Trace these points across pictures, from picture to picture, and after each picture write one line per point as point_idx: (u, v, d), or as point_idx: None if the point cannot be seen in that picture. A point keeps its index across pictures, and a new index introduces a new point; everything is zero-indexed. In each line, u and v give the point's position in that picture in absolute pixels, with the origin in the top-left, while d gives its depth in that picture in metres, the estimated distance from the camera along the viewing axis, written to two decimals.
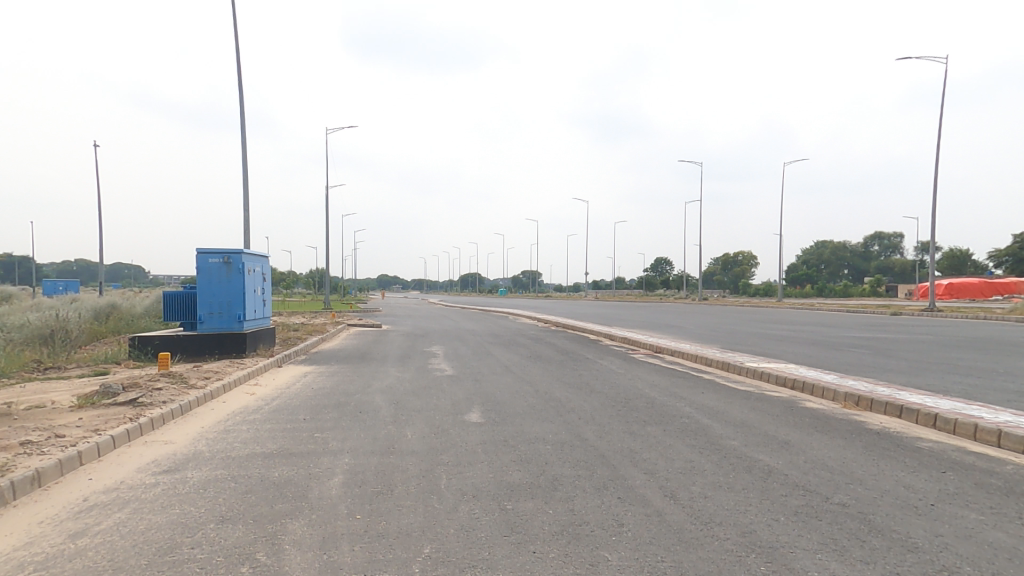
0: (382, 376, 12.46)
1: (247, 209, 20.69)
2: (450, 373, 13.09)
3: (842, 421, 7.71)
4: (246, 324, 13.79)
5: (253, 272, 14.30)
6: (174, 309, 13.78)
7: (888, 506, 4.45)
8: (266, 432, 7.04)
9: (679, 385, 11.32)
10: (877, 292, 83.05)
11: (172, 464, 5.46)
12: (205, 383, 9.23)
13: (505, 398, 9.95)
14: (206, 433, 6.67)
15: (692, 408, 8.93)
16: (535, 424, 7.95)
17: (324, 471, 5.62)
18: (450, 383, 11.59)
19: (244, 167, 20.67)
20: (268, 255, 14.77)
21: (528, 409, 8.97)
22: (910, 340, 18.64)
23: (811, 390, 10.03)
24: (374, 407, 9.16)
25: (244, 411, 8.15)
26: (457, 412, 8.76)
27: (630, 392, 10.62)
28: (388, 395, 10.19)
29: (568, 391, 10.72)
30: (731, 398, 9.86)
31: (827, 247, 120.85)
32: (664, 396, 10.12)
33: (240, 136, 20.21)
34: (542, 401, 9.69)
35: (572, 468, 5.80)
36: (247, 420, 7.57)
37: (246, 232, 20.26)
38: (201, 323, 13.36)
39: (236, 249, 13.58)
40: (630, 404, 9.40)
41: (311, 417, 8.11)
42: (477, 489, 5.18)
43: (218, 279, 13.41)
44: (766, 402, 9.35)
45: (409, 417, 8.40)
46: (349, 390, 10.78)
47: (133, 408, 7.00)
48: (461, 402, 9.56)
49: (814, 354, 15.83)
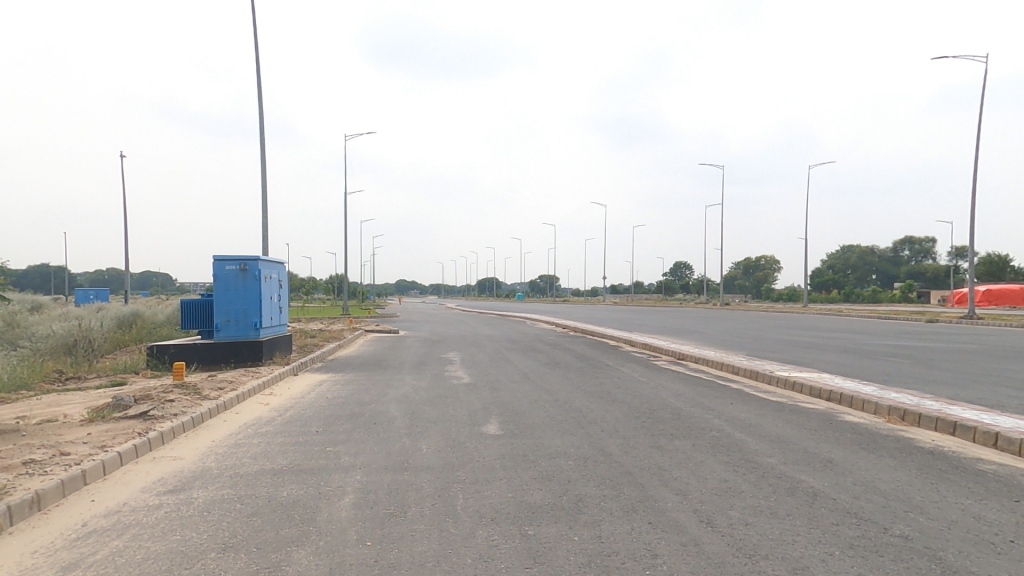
0: (397, 384, 12.22)
1: (266, 216, 20.79)
2: (467, 381, 12.77)
3: (889, 437, 7.14)
4: (263, 331, 13.73)
5: (269, 279, 14.26)
6: (192, 317, 13.80)
7: (959, 540, 3.96)
8: (277, 446, 6.83)
9: (706, 395, 10.79)
10: (907, 297, 80.17)
11: (178, 482, 5.28)
12: (218, 393, 9.10)
13: (524, 409, 9.57)
14: (216, 447, 6.49)
15: (721, 421, 8.45)
16: (555, 436, 7.57)
17: (334, 490, 5.35)
18: (467, 392, 11.29)
19: (263, 175, 20.81)
20: (284, 261, 14.71)
21: (548, 421, 8.58)
22: (950, 349, 17.65)
23: (850, 401, 9.43)
24: (388, 417, 8.89)
25: (256, 423, 7.97)
26: (474, 424, 8.42)
27: (654, 402, 10.14)
28: (403, 405, 9.91)
29: (589, 400, 10.31)
30: (763, 409, 9.30)
31: (852, 250, 117.43)
32: (690, 407, 9.63)
33: (260, 143, 20.38)
34: (562, 410, 9.32)
35: (597, 487, 5.41)
36: (258, 433, 7.37)
37: (265, 239, 20.36)
38: (217, 331, 13.33)
39: (252, 257, 13.53)
40: (655, 415, 8.95)
41: (324, 429, 7.89)
42: (496, 511, 4.83)
43: (234, 286, 13.38)
44: (801, 415, 8.79)
45: (423, 428, 8.12)
46: (364, 399, 10.56)
47: (143, 421, 6.86)
48: (477, 413, 9.22)
49: (848, 363, 15.10)
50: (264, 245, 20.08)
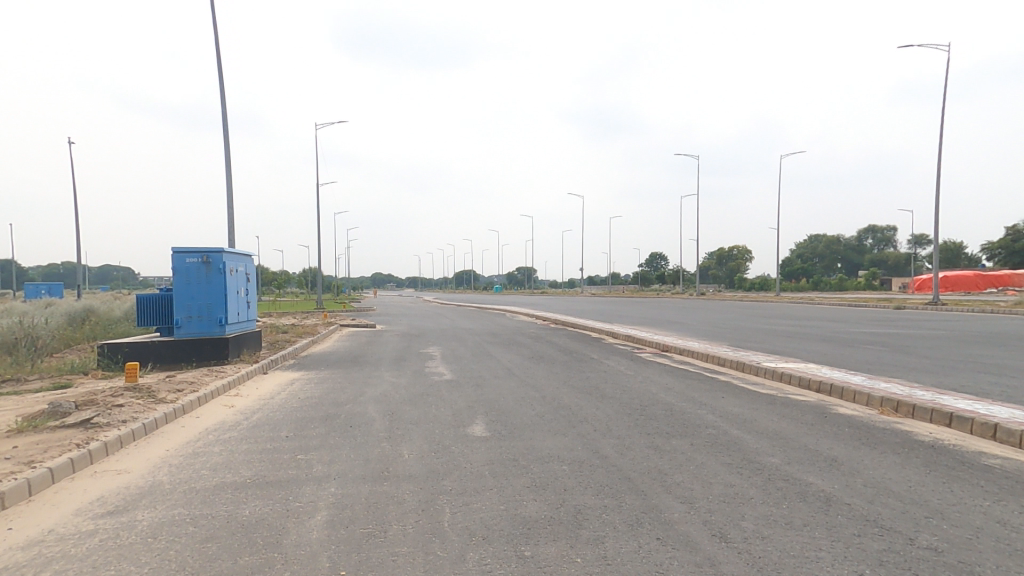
0: (375, 382, 11.60)
1: (232, 207, 19.69)
2: (449, 377, 12.25)
3: (887, 430, 6.93)
4: (228, 327, 12.88)
5: (235, 272, 13.40)
6: (149, 313, 12.84)
7: (992, 552, 3.65)
8: (241, 454, 6.18)
9: (695, 389, 10.53)
10: (873, 286, 82.87)
11: (120, 502, 4.62)
12: (176, 395, 8.34)
13: (510, 407, 9.10)
14: (169, 458, 5.81)
15: (716, 416, 8.16)
16: (546, 438, 7.14)
17: (305, 505, 4.78)
18: (449, 389, 10.78)
19: (227, 163, 19.66)
20: (251, 253, 13.81)
21: (537, 421, 8.14)
22: (923, 336, 18.00)
23: (840, 392, 9.27)
24: (366, 419, 8.31)
25: (219, 428, 7.28)
26: (458, 425, 7.91)
27: (644, 397, 9.79)
28: (381, 405, 9.32)
29: (577, 396, 9.93)
30: (755, 403, 9.05)
31: (821, 240, 120.84)
32: (682, 402, 9.31)
33: (224, 128, 19.21)
34: (550, 408, 8.91)
35: (596, 496, 4.99)
36: (220, 440, 6.69)
37: (230, 231, 19.27)
38: (178, 328, 12.42)
39: (216, 248, 12.63)
40: (647, 412, 8.59)
41: (295, 434, 7.26)
42: (487, 528, 4.35)
43: (196, 280, 12.48)
44: (795, 408, 8.56)
45: (405, 431, 7.59)
46: (339, 398, 9.92)
47: (85, 430, 6.11)
48: (462, 412, 8.72)
49: (830, 352, 15.12)
50: (231, 235, 19.04)
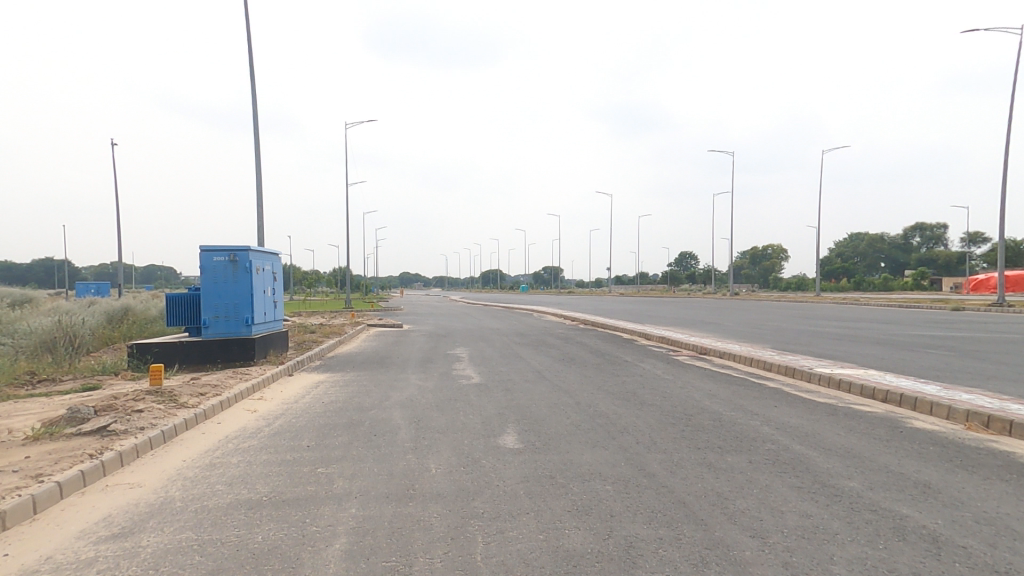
0: (401, 385, 11.23)
1: (262, 208, 19.82)
2: (477, 380, 11.78)
3: (981, 450, 6.04)
4: (255, 327, 12.79)
5: (262, 271, 13.29)
6: (178, 313, 12.83)
7: None
8: (260, 466, 5.81)
9: (743, 396, 9.70)
10: (921, 286, 78.50)
11: (127, 522, 4.25)
12: (198, 399, 8.10)
13: (543, 414, 8.54)
14: (185, 469, 5.47)
15: (772, 428, 7.41)
16: (584, 451, 6.56)
17: (323, 530, 4.31)
18: (478, 393, 10.32)
19: (257, 162, 19.83)
20: (277, 252, 13.69)
21: (572, 430, 7.54)
22: (993, 340, 16.47)
23: (913, 403, 8.31)
24: (391, 427, 7.90)
25: (240, 436, 6.95)
26: (488, 435, 7.39)
27: (687, 405, 9.08)
28: (407, 410, 8.91)
29: (614, 403, 9.29)
30: (814, 414, 8.21)
31: (862, 238, 115.50)
32: (731, 411, 8.53)
33: (255, 127, 19.37)
34: (585, 416, 8.32)
35: (649, 526, 4.36)
36: (240, 450, 6.35)
37: (259, 232, 19.35)
38: (206, 328, 12.37)
39: (242, 246, 12.53)
40: (692, 422, 7.87)
41: (317, 444, 6.90)
42: (527, 564, 3.78)
43: (224, 279, 12.40)
44: (862, 421, 7.68)
45: (431, 441, 7.15)
46: (364, 403, 9.56)
47: (100, 438, 5.84)
48: (491, 420, 8.23)
49: (887, 356, 13.98)
50: (261, 234, 19.13)
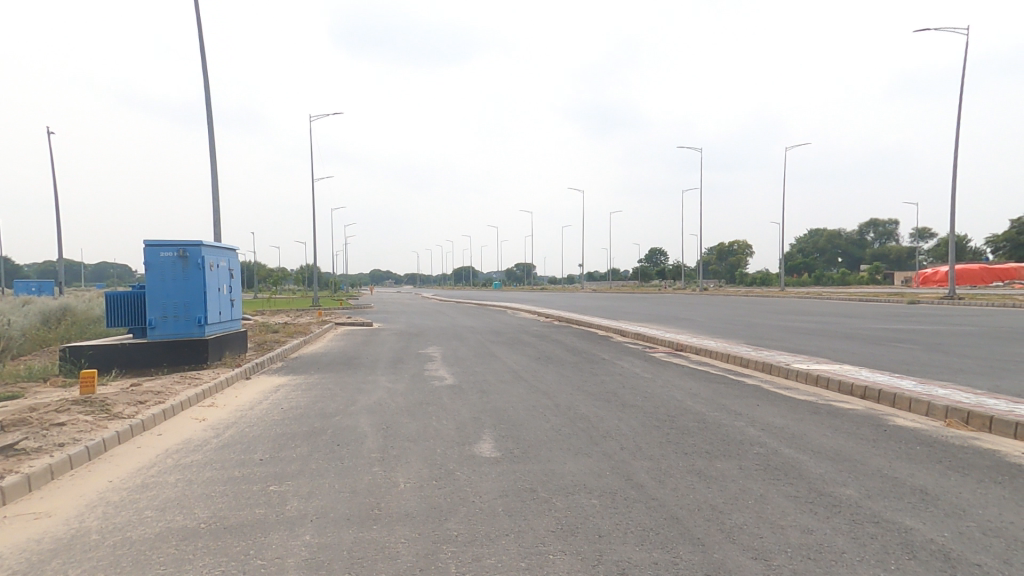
0: (369, 388, 10.57)
1: (219, 202, 18.73)
2: (450, 381, 11.24)
3: (968, 449, 5.88)
4: (208, 328, 11.95)
5: (217, 267, 12.43)
6: (121, 314, 11.87)
7: None
8: (202, 487, 5.15)
9: (724, 395, 9.48)
10: (877, 280, 82.11)
11: (23, 566, 3.57)
12: (136, 409, 7.31)
13: (521, 418, 8.09)
14: (109, 492, 4.77)
15: (757, 429, 7.16)
16: (566, 459, 6.13)
17: (269, 564, 3.71)
18: (451, 395, 9.79)
19: (213, 153, 18.69)
20: (233, 247, 12.84)
21: (553, 437, 7.10)
22: (954, 333, 16.92)
23: (892, 400, 8.18)
24: (357, 435, 7.28)
25: (181, 451, 6.23)
26: (463, 443, 6.86)
27: (669, 406, 8.79)
28: (375, 416, 8.30)
29: (594, 405, 8.92)
30: (797, 413, 7.99)
31: (822, 234, 120.00)
32: (714, 412, 8.24)
33: (210, 115, 18.24)
34: (566, 420, 7.92)
35: (643, 548, 3.94)
36: (179, 467, 5.64)
37: (216, 227, 18.27)
38: (153, 329, 11.52)
39: (193, 241, 11.68)
40: (676, 425, 7.55)
41: (272, 459, 6.24)
42: None
43: (172, 276, 11.55)
44: (844, 419, 7.50)
45: (401, 451, 6.59)
46: (328, 409, 8.88)
47: (6, 460, 5.07)
48: (466, 426, 7.71)
49: (858, 350, 14.12)
50: (217, 229, 18.02)
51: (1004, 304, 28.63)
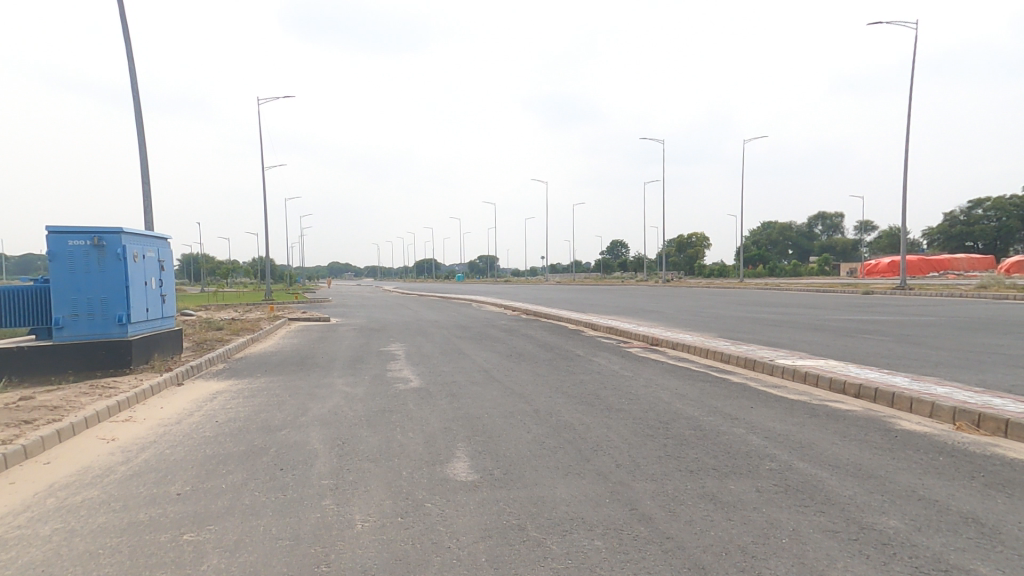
0: (323, 393, 9.34)
1: (151, 185, 16.70)
2: (415, 384, 10.14)
3: (995, 459, 5.34)
4: (132, 327, 10.36)
5: (143, 257, 10.79)
6: (21, 312, 10.14)
7: None
8: (82, 557, 3.92)
9: (713, 396, 8.84)
10: (825, 270, 86.32)
11: None
12: (15, 443, 5.91)
13: (498, 428, 7.16)
14: None
15: (760, 436, 6.48)
16: (557, 482, 5.22)
17: None
18: (417, 401, 8.75)
19: (142, 127, 16.62)
20: (162, 234, 11.19)
21: (537, 453, 6.18)
22: (917, 323, 17.15)
23: (891, 399, 7.70)
24: (305, 455, 6.12)
25: (64, 499, 4.92)
26: (432, 464, 5.83)
27: (658, 410, 8.05)
28: (329, 429, 7.14)
29: (577, 410, 8.09)
30: (796, 415, 7.38)
31: (774, 227, 124.75)
32: (709, 417, 7.54)
33: (139, 87, 16.22)
34: (548, 430, 7.03)
35: None
36: (55, 526, 4.39)
37: (148, 213, 16.29)
38: (62, 329, 9.87)
39: (111, 227, 10.02)
40: (671, 434, 6.78)
41: (193, 494, 5.02)
42: None
43: (85, 268, 9.89)
44: (847, 421, 6.92)
45: (358, 475, 5.50)
46: (272, 421, 7.63)
47: None
48: (436, 439, 6.71)
49: (832, 343, 13.93)
50: (149, 215, 16.15)
51: (949, 292, 29.92)
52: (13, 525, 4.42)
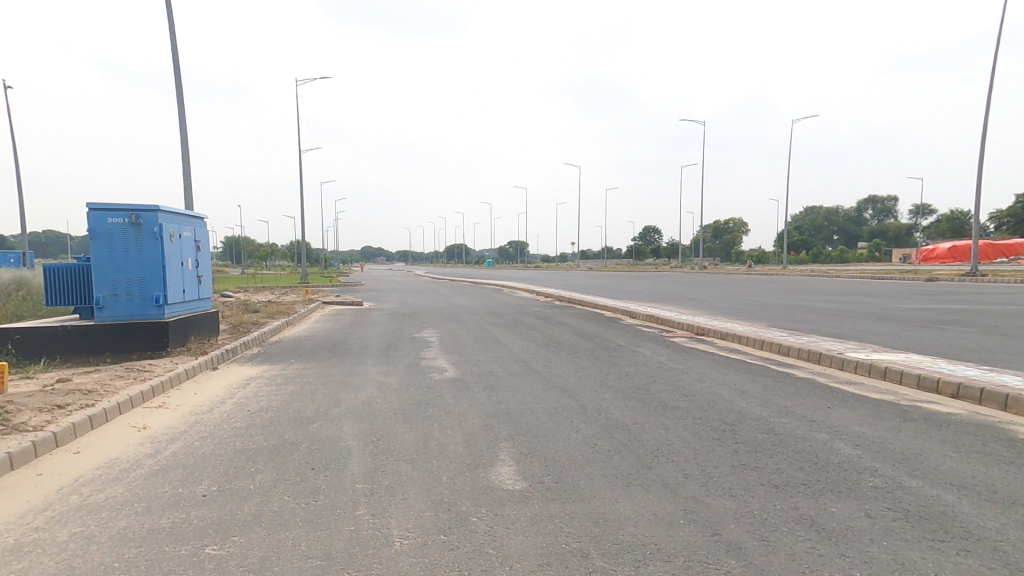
0: (357, 382, 8.92)
1: (189, 168, 16.67)
2: (451, 373, 9.62)
3: None
4: (168, 309, 10.19)
5: (179, 237, 10.61)
6: (63, 292, 10.11)
7: None
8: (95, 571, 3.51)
9: (780, 393, 7.96)
10: (876, 256, 81.48)
11: None
12: (43, 432, 5.65)
13: (543, 426, 6.53)
14: None
15: (851, 443, 5.62)
16: (619, 496, 4.54)
17: None
18: (454, 392, 8.21)
19: (181, 109, 16.58)
20: (198, 214, 10.99)
21: (590, 457, 5.52)
22: (997, 313, 15.54)
23: (1003, 402, 6.67)
24: (338, 452, 5.64)
25: (86, 497, 4.57)
26: (475, 466, 5.26)
27: (720, 408, 7.25)
28: (363, 422, 6.68)
29: (627, 407, 7.37)
30: (887, 419, 6.44)
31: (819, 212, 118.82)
32: (781, 419, 6.68)
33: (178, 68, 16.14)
34: (599, 431, 6.35)
35: None
36: (71, 532, 4.00)
37: (187, 196, 16.26)
38: (101, 311, 9.77)
39: (149, 206, 9.83)
40: (741, 438, 5.99)
41: (219, 497, 4.58)
42: None
43: (123, 248, 9.74)
44: (953, 427, 5.98)
45: (396, 477, 4.98)
46: (304, 411, 7.23)
47: None
48: (477, 436, 6.14)
49: (905, 334, 12.66)
50: (188, 198, 16.15)
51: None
52: (30, 527, 4.08)
